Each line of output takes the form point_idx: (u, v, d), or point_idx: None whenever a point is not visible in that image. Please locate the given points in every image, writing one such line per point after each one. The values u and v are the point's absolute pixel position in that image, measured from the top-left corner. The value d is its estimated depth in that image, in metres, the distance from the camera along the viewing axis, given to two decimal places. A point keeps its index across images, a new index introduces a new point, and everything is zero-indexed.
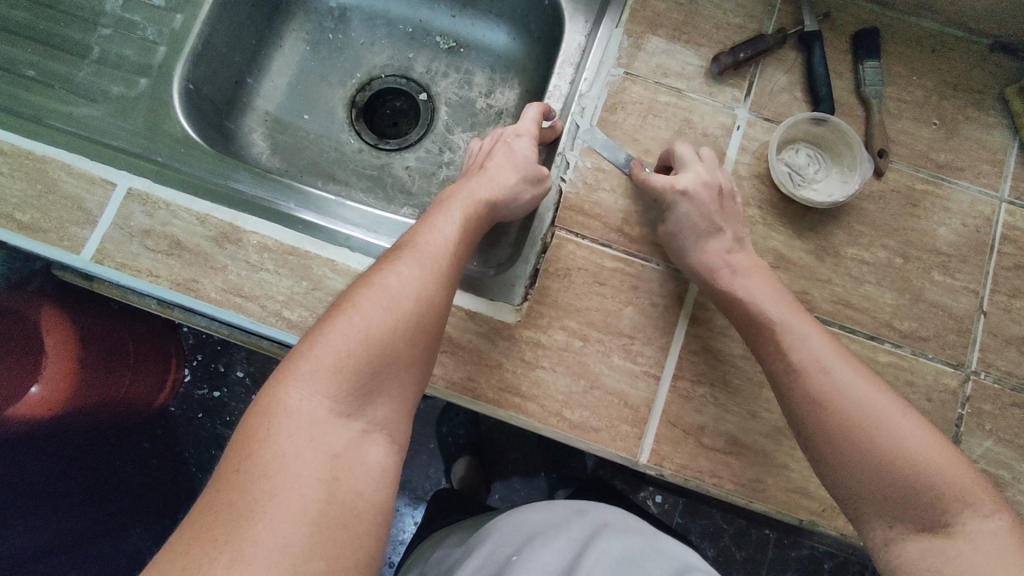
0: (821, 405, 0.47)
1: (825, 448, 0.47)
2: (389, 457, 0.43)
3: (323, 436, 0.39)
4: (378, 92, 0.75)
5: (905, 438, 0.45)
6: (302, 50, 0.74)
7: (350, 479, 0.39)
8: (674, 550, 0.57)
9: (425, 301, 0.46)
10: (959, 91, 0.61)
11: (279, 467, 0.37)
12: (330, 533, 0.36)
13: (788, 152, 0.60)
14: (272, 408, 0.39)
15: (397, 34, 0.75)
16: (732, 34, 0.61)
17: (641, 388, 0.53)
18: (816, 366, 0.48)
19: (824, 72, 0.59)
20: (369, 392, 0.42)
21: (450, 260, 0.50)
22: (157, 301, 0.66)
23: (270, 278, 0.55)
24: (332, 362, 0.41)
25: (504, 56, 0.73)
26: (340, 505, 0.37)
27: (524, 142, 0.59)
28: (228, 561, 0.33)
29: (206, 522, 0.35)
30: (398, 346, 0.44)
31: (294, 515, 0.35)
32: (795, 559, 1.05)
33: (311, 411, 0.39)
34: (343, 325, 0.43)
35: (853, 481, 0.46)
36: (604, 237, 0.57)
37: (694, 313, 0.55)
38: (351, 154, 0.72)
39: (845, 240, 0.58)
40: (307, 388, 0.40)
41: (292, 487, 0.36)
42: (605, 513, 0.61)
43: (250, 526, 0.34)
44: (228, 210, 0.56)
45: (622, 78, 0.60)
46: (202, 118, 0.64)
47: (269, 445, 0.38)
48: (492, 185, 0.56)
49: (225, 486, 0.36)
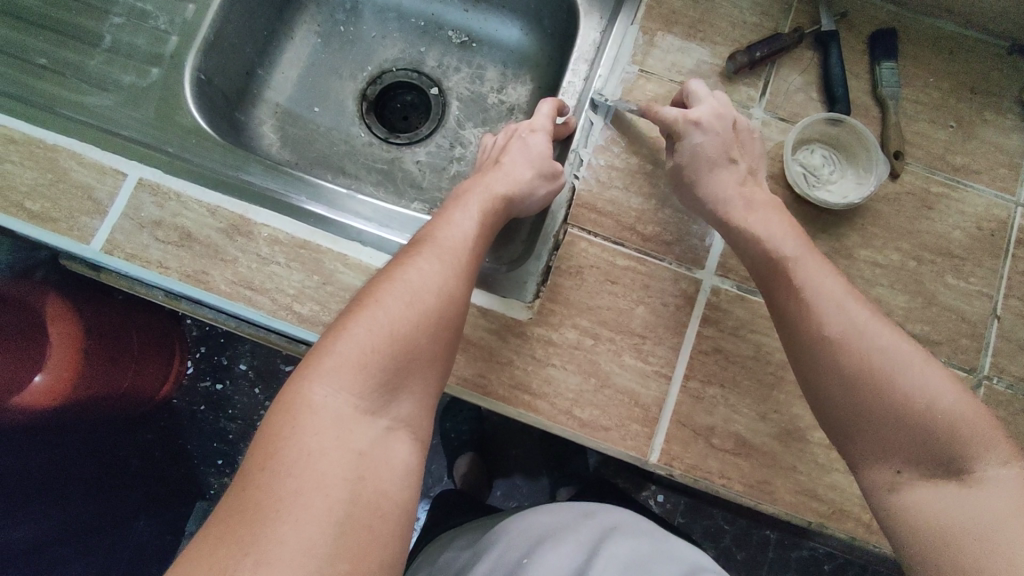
0: (833, 347, 0.47)
1: (835, 394, 0.47)
2: (413, 454, 0.42)
3: (348, 433, 0.39)
4: (390, 85, 0.74)
5: (917, 379, 0.45)
6: (313, 42, 0.73)
7: (374, 478, 0.39)
8: (683, 554, 0.57)
9: (446, 297, 0.46)
10: (975, 93, 0.60)
11: (305, 464, 0.37)
12: (355, 534, 0.36)
13: (803, 153, 0.59)
14: (296, 404, 0.39)
15: (409, 28, 0.75)
16: (747, 33, 0.61)
17: (652, 388, 0.53)
18: (830, 311, 0.48)
19: (840, 72, 0.59)
20: (392, 388, 0.42)
21: (471, 257, 0.50)
22: (166, 293, 0.66)
23: (281, 271, 0.54)
24: (356, 358, 0.41)
25: (517, 52, 0.73)
26: (365, 504, 0.37)
27: (538, 137, 0.59)
28: (254, 562, 0.33)
29: (231, 522, 0.35)
30: (420, 341, 0.44)
31: (320, 514, 0.35)
32: (796, 560, 1.05)
33: (335, 408, 0.39)
34: (366, 320, 0.42)
35: (861, 425, 0.46)
36: (616, 235, 0.56)
37: (706, 313, 0.55)
38: (361, 147, 0.71)
39: (858, 242, 0.57)
40: (331, 384, 0.40)
41: (317, 486, 0.36)
42: (613, 515, 0.61)
43: (276, 526, 0.34)
44: (239, 202, 0.56)
45: (637, 75, 0.60)
46: (213, 109, 0.63)
47: (294, 442, 0.37)
48: (510, 181, 0.55)
49: (249, 485, 0.36)
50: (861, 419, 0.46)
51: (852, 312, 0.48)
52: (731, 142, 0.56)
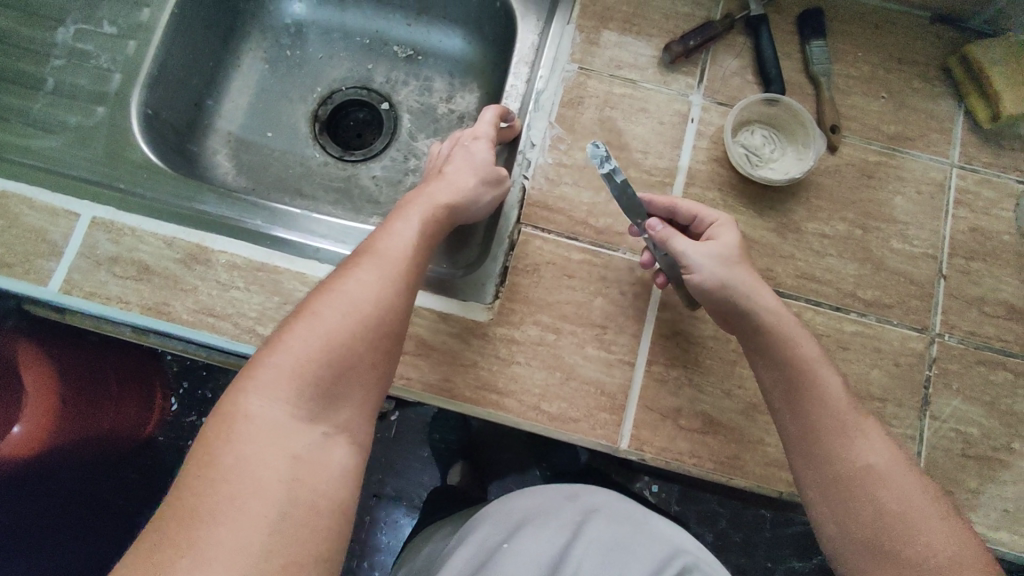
0: (847, 475, 0.46)
1: (837, 514, 0.46)
2: (355, 458, 0.43)
3: (284, 440, 0.40)
4: (340, 104, 0.75)
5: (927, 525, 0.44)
6: (261, 68, 0.74)
7: (312, 478, 0.40)
8: (666, 533, 0.57)
9: (385, 304, 0.46)
10: (904, 64, 0.62)
11: (239, 470, 0.38)
12: (292, 534, 0.37)
13: (744, 134, 0.61)
14: (232, 414, 0.40)
15: (355, 47, 0.76)
16: (681, 23, 0.62)
17: (617, 376, 0.54)
18: (850, 438, 0.47)
19: (772, 53, 0.61)
20: (332, 393, 0.43)
21: (414, 265, 0.50)
22: (134, 329, 0.65)
23: (241, 295, 0.55)
24: (290, 367, 0.42)
25: (462, 61, 0.74)
26: (302, 504, 0.38)
27: (481, 144, 0.59)
28: (189, 562, 0.34)
29: (167, 526, 0.36)
30: (358, 348, 0.44)
31: (255, 515, 0.36)
32: (791, 536, 1.06)
33: (270, 416, 0.40)
34: (303, 332, 0.43)
35: (859, 548, 0.45)
36: (570, 230, 0.58)
37: (663, 299, 0.56)
38: (317, 168, 0.72)
39: (804, 215, 0.59)
40: (267, 393, 0.41)
41: (253, 490, 0.37)
42: (597, 498, 0.61)
43: (209, 529, 0.35)
44: (196, 231, 0.57)
45: (577, 73, 0.61)
46: (163, 142, 0.64)
47: (228, 450, 0.39)
48: (451, 186, 0.56)
49: (186, 491, 0.37)
50: (855, 533, 0.45)
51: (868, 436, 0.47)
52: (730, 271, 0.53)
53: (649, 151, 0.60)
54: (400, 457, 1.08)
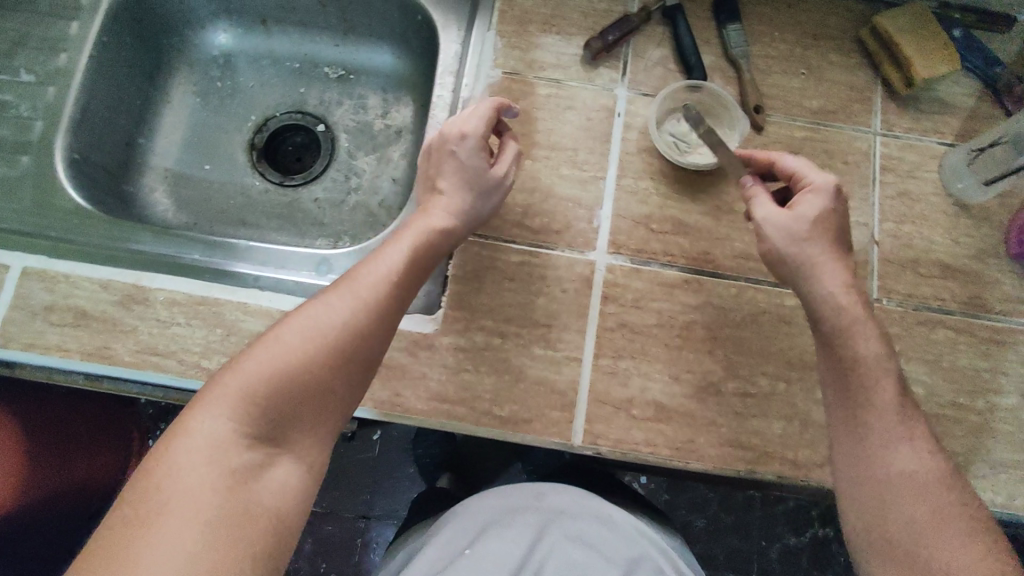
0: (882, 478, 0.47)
1: (866, 515, 0.47)
2: (299, 480, 0.43)
3: (226, 457, 0.40)
4: (277, 130, 0.75)
5: (947, 532, 0.44)
6: (192, 102, 0.73)
7: (252, 495, 0.40)
8: (631, 530, 0.62)
9: (348, 329, 0.46)
10: (820, 40, 0.63)
11: (175, 480, 0.39)
12: (217, 549, 0.37)
13: (670, 123, 0.62)
14: (181, 426, 0.41)
15: (285, 72, 0.76)
16: (600, 20, 0.63)
17: (565, 373, 0.55)
18: (890, 442, 0.47)
19: (690, 41, 0.62)
20: (285, 414, 0.43)
21: (388, 290, 0.48)
22: (86, 377, 0.59)
23: (183, 331, 0.55)
24: (241, 386, 0.42)
25: (393, 75, 0.75)
26: (233, 521, 0.39)
27: (470, 148, 0.54)
28: (115, 566, 0.35)
29: (104, 528, 0.37)
30: (315, 371, 0.44)
31: (188, 524, 0.37)
32: (783, 514, 1.07)
33: (215, 433, 0.41)
34: (259, 351, 0.43)
35: (874, 543, 0.46)
36: (508, 233, 0.58)
37: (605, 292, 0.57)
38: (258, 196, 0.72)
39: (737, 196, 0.60)
40: (217, 409, 0.41)
41: (189, 500, 0.38)
42: (563, 499, 0.63)
43: (137, 536, 0.36)
44: (132, 271, 0.56)
45: (501, 78, 0.61)
46: (94, 185, 0.63)
47: (167, 460, 0.39)
48: (443, 203, 0.54)
49: (124, 498, 0.38)
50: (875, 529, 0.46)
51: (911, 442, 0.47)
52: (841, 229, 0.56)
53: (579, 147, 0.60)
54: (385, 476, 1.08)
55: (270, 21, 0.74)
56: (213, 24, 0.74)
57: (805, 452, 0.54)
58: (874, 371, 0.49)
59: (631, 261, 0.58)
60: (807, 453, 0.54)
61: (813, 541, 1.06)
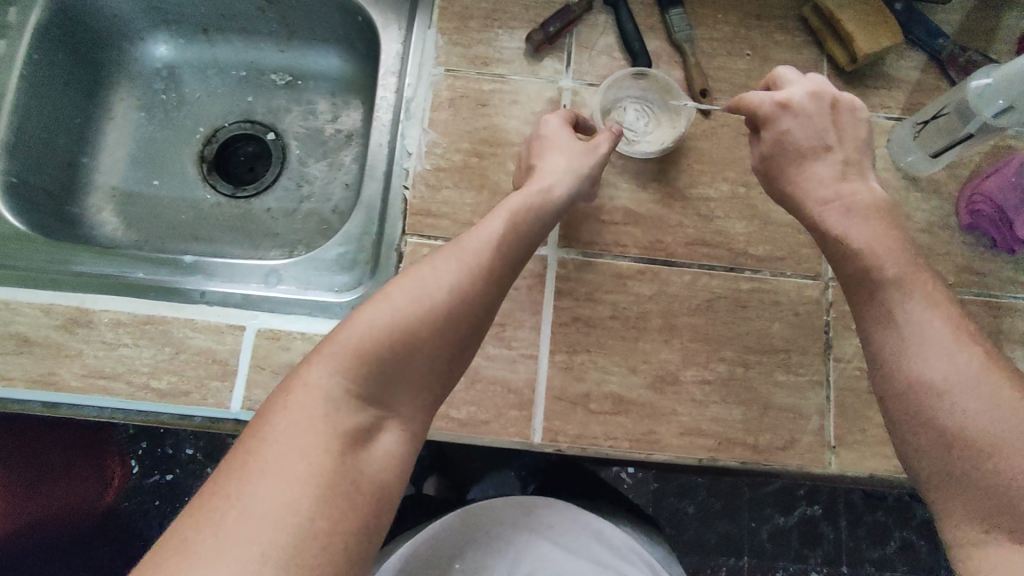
0: (926, 392, 0.41)
1: (917, 431, 0.41)
2: (400, 448, 0.42)
3: (336, 414, 0.39)
4: (226, 141, 0.74)
5: (1022, 442, 0.38)
6: (137, 116, 0.72)
7: (358, 458, 0.39)
8: (619, 548, 0.62)
9: (457, 294, 0.45)
10: (764, 20, 0.63)
11: (291, 432, 0.38)
12: (334, 500, 0.36)
13: (617, 112, 0.61)
14: (293, 383, 0.40)
15: (232, 81, 0.74)
16: (541, 11, 0.62)
17: (521, 371, 0.54)
18: (930, 349, 0.42)
19: (633, 28, 0.61)
20: (392, 378, 0.42)
21: (494, 258, 0.48)
22: (44, 404, 0.56)
23: (131, 352, 0.54)
24: (354, 344, 0.41)
25: (342, 79, 0.74)
26: (349, 476, 0.38)
27: (561, 126, 0.56)
28: (237, 512, 0.34)
29: (219, 477, 0.36)
30: (426, 334, 0.44)
31: (301, 479, 0.36)
32: (772, 495, 0.93)
33: (328, 389, 0.40)
34: (371, 311, 0.43)
35: (931, 461, 0.40)
36: (457, 233, 0.57)
37: (558, 288, 0.56)
38: (209, 209, 0.71)
39: (688, 182, 0.59)
40: (331, 366, 0.41)
41: (303, 453, 0.37)
42: (553, 514, 0.62)
43: (258, 483, 0.35)
44: (75, 294, 0.55)
45: (444, 76, 0.60)
46: (34, 208, 0.62)
47: (285, 411, 0.39)
48: (543, 170, 0.54)
49: (238, 450, 0.37)
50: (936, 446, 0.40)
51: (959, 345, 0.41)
52: (863, 149, 0.53)
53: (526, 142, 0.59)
54: None
55: (212, 30, 0.72)
56: (153, 36, 0.72)
57: (767, 436, 0.54)
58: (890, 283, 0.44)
59: (582, 254, 0.58)
60: (769, 437, 0.54)
61: (801, 521, 0.93)
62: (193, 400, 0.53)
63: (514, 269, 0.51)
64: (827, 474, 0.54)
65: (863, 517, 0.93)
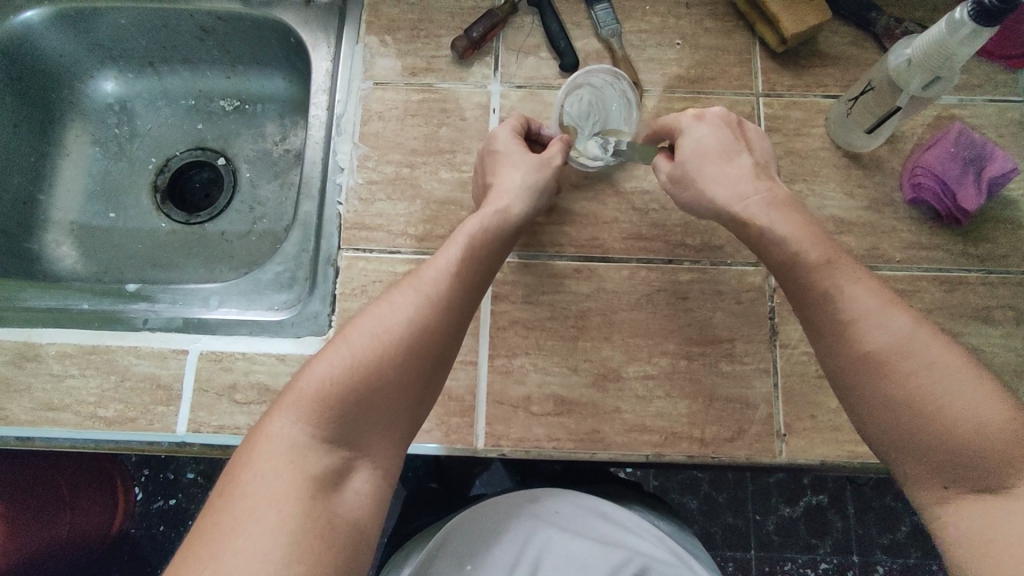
0: (877, 367, 0.41)
1: (864, 406, 0.42)
2: (374, 484, 0.42)
3: (303, 460, 0.39)
4: (179, 169, 0.75)
5: (957, 396, 0.39)
6: (91, 151, 0.74)
7: (330, 502, 0.38)
8: (629, 527, 0.58)
9: (417, 325, 0.44)
10: (692, 8, 0.62)
11: (259, 485, 0.37)
12: (309, 541, 0.36)
13: (574, 108, 0.58)
14: (257, 435, 0.40)
15: (181, 110, 0.76)
16: (468, 18, 0.63)
17: (461, 378, 0.54)
18: (865, 322, 0.42)
19: (558, 27, 0.61)
20: (359, 417, 0.41)
21: (451, 284, 0.47)
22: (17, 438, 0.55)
23: (78, 383, 0.55)
24: (314, 391, 0.41)
25: (288, 100, 0.74)
26: (322, 518, 0.37)
27: (513, 144, 0.55)
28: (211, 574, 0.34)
29: (192, 542, 0.36)
30: (387, 369, 0.42)
31: (273, 527, 0.36)
32: (776, 485, 0.88)
33: (292, 437, 0.39)
34: (329, 354, 0.42)
35: (886, 429, 0.41)
36: (392, 244, 0.58)
37: (495, 291, 0.56)
38: (165, 238, 0.72)
39: (622, 176, 0.59)
40: (293, 415, 0.40)
41: (270, 504, 0.37)
42: (557, 501, 0.58)
43: (231, 541, 0.35)
44: (22, 329, 0.56)
45: (372, 89, 0.61)
46: None
47: (250, 466, 0.38)
48: (501, 190, 0.53)
49: (208, 510, 0.37)
50: (890, 417, 0.41)
51: (890, 311, 0.42)
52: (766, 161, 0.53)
53: (457, 149, 0.60)
54: None
55: (159, 62, 0.74)
56: (101, 72, 0.74)
57: (713, 428, 0.53)
58: (818, 268, 0.44)
59: (518, 255, 0.57)
60: (716, 430, 0.53)
61: (808, 510, 0.87)
62: (138, 426, 0.54)
63: (479, 291, 0.50)
64: (778, 464, 0.53)
65: (871, 502, 0.88)
